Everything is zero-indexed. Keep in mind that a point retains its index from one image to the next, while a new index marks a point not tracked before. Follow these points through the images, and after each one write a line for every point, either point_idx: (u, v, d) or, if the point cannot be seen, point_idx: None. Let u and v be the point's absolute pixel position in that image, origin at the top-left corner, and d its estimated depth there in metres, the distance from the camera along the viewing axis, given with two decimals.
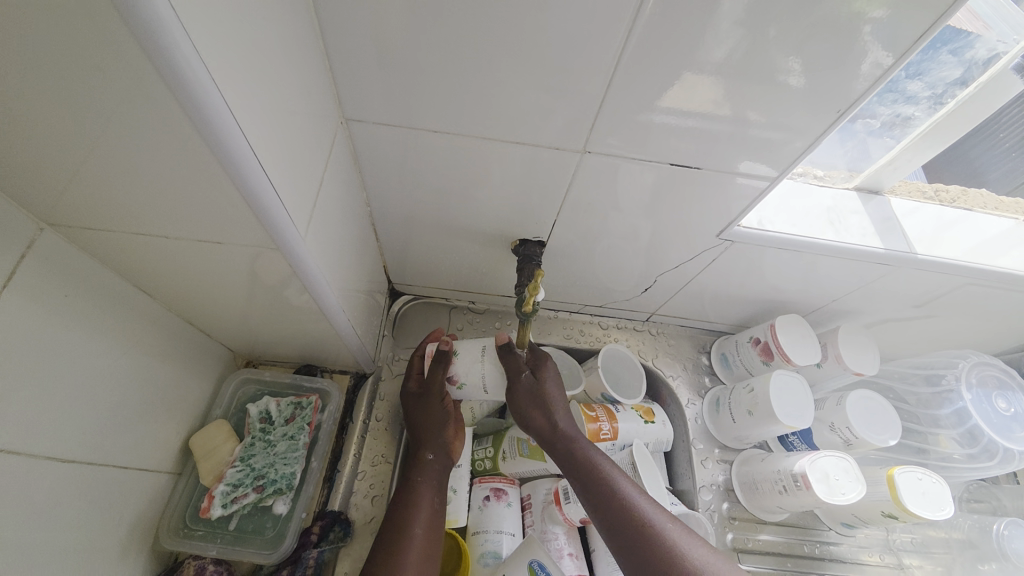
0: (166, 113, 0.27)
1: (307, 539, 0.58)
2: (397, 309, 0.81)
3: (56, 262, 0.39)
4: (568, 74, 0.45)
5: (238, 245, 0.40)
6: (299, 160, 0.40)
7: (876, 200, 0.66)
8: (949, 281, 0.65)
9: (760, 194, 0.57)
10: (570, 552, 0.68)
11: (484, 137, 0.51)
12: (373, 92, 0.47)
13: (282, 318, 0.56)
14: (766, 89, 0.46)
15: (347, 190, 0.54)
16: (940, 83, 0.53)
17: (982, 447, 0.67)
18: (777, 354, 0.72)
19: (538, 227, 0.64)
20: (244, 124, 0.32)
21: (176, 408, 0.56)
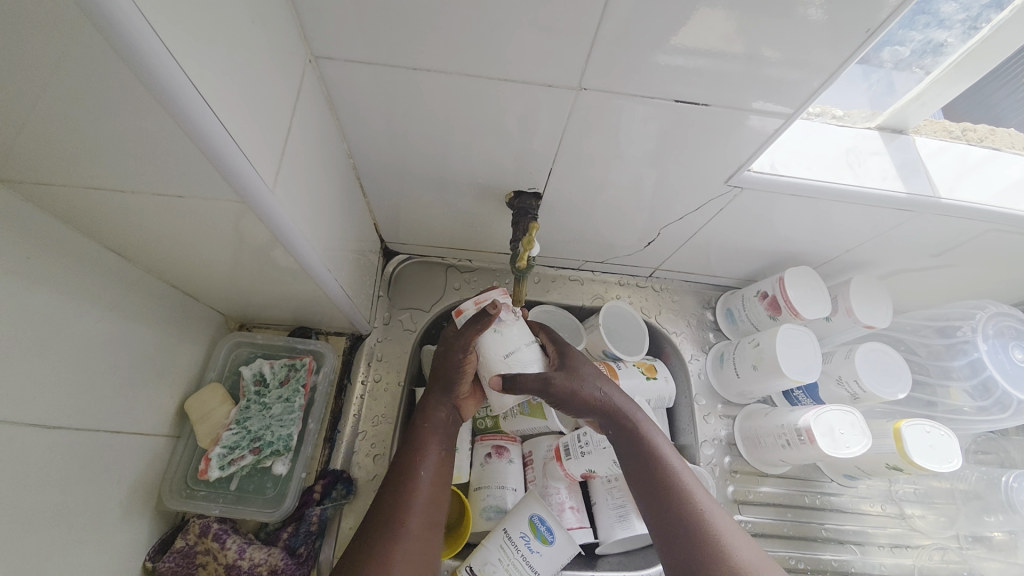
0: (87, 44, 0.24)
1: (310, 497, 0.59)
2: (391, 269, 0.79)
3: (12, 221, 0.36)
4: (560, 0, 0.40)
5: (205, 199, 0.37)
6: (261, 105, 0.37)
7: (901, 140, 0.61)
8: (972, 228, 0.61)
9: (771, 137, 0.52)
10: (571, 506, 0.69)
11: (470, 76, 0.47)
12: (343, 27, 0.43)
13: (268, 279, 0.54)
14: (779, 19, 0.41)
15: (324, 139, 0.50)
16: (975, 5, 0.47)
17: (995, 400, 0.64)
18: (785, 308, 0.69)
19: (534, 178, 0.60)
20: (189, 60, 0.28)
21: (167, 372, 0.55)
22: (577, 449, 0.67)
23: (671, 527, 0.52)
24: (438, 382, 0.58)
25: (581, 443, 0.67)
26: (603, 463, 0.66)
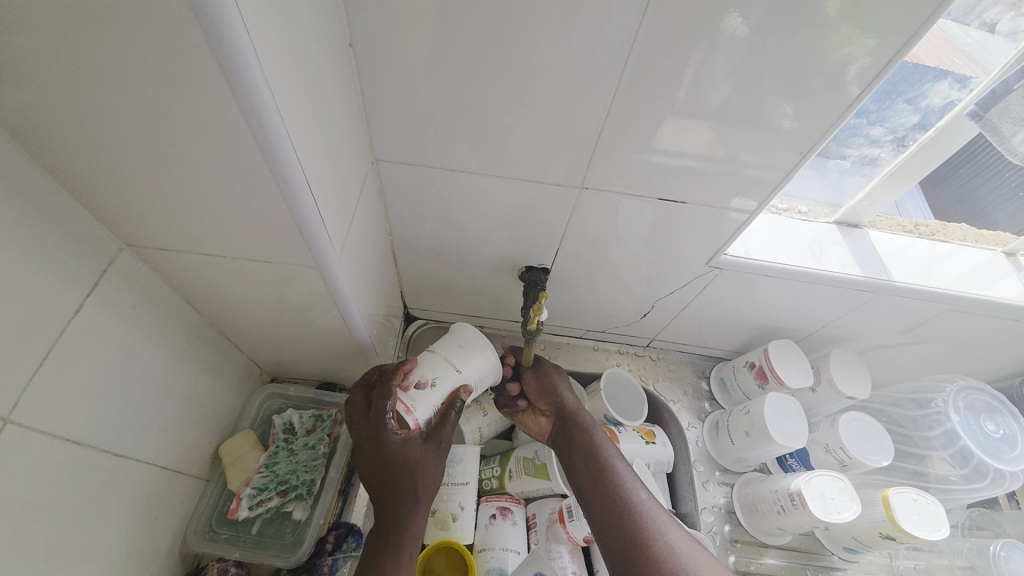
0: (245, 156, 0.34)
1: (322, 547, 0.61)
2: (411, 332, 0.87)
3: (129, 278, 0.45)
4: (568, 122, 0.52)
5: (284, 262, 0.46)
6: (341, 193, 0.47)
7: (856, 233, 0.71)
8: (933, 308, 0.69)
9: (743, 226, 0.63)
10: (573, 571, 0.70)
11: (496, 175, 0.58)
12: (398, 136, 0.55)
13: (312, 335, 0.62)
14: (759, 131, 0.52)
15: (373, 220, 0.61)
16: (900, 128, 0.59)
17: (973, 468, 0.68)
18: (772, 378, 0.76)
19: (543, 255, 0.70)
20: (307, 165, 0.38)
21: (210, 416, 0.61)
22: (580, 511, 0.69)
23: (605, 521, 0.59)
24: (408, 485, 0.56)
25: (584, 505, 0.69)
26: None
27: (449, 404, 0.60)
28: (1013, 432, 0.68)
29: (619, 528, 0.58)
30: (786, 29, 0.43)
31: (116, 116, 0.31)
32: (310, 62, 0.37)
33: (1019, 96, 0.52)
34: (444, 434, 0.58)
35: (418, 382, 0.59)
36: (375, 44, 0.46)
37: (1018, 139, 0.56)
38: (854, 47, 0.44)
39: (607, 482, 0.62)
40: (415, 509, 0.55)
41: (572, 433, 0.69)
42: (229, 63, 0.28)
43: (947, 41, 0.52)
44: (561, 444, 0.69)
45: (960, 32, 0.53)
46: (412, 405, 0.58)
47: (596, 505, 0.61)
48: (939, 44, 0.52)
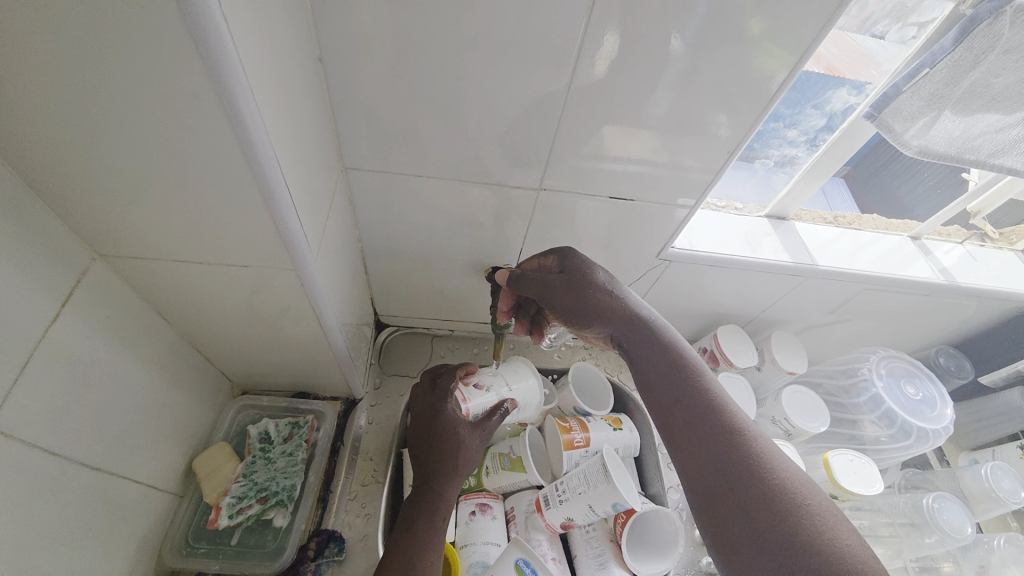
0: (228, 163, 0.37)
1: (305, 554, 0.62)
2: (382, 339, 0.88)
3: (101, 288, 0.46)
4: (525, 130, 0.57)
5: (261, 268, 0.48)
6: (316, 200, 0.49)
7: (785, 225, 0.80)
8: (854, 288, 0.78)
9: (684, 221, 0.69)
10: (553, 557, 0.73)
11: (461, 181, 0.62)
12: (367, 147, 0.58)
13: (288, 343, 0.63)
14: (698, 138, 0.58)
15: (344, 227, 0.63)
16: (811, 130, 0.68)
17: (898, 427, 0.76)
18: (721, 359, 0.82)
19: (508, 256, 0.74)
20: (286, 173, 0.41)
21: (183, 429, 0.61)
22: (555, 498, 0.72)
23: (715, 459, 0.48)
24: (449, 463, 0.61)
25: (558, 492, 0.73)
26: (579, 510, 0.70)
27: (500, 412, 0.67)
28: (930, 393, 0.77)
29: (730, 471, 0.47)
30: (712, 47, 0.50)
31: (99, 127, 0.34)
32: (287, 77, 0.40)
33: (910, 97, 0.58)
34: (489, 423, 0.65)
35: (476, 383, 0.69)
36: (343, 60, 0.49)
37: (911, 135, 0.61)
38: (772, 62, 0.51)
39: (718, 425, 0.50)
40: (445, 491, 0.59)
41: (637, 330, 0.59)
42: (217, 76, 0.31)
43: (857, 52, 0.61)
44: (631, 354, 0.59)
45: (869, 43, 0.61)
46: (467, 397, 0.67)
47: (693, 449, 0.50)
48: (856, 57, 0.62)
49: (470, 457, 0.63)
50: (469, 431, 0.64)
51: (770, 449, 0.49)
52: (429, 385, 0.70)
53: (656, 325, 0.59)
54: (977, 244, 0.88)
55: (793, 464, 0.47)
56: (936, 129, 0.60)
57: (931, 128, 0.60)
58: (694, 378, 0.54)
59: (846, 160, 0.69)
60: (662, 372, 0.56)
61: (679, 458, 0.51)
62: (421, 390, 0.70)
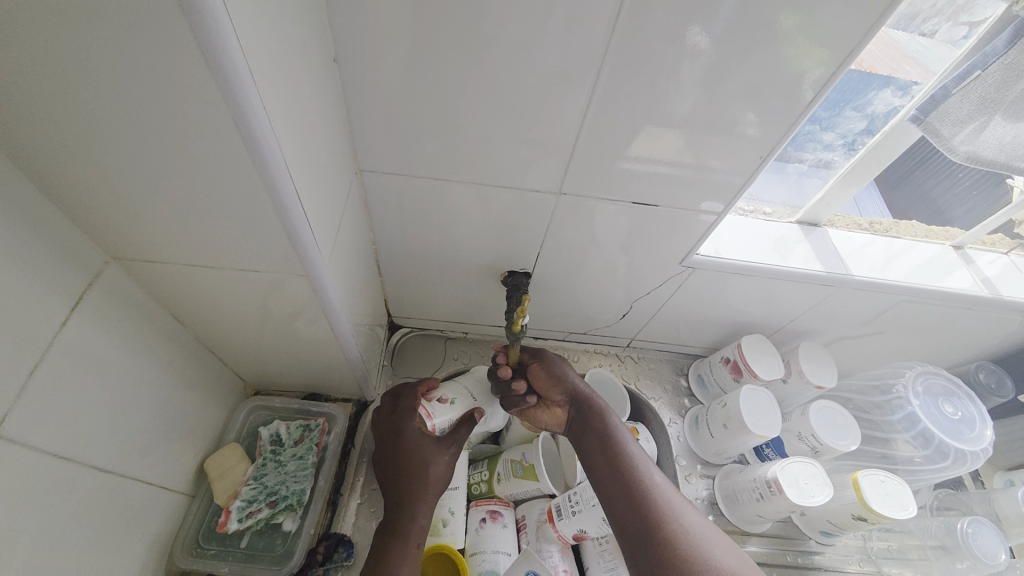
0: (238, 168, 0.35)
1: (313, 558, 0.61)
2: (395, 340, 0.88)
3: (114, 291, 0.46)
4: (544, 132, 0.55)
5: (272, 272, 0.47)
6: (329, 203, 0.48)
7: (816, 232, 0.76)
8: (891, 299, 0.74)
9: (711, 227, 0.66)
10: (564, 569, 0.71)
11: (477, 183, 0.60)
12: (381, 148, 0.56)
13: (299, 346, 0.62)
14: (724, 138, 0.55)
15: (358, 230, 0.62)
16: (849, 133, 0.64)
17: (935, 449, 0.72)
18: (745, 371, 0.79)
19: (524, 260, 0.72)
20: (298, 177, 0.40)
21: (195, 430, 0.61)
22: (568, 509, 0.70)
23: (647, 542, 0.58)
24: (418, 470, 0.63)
25: (572, 503, 0.71)
26: (593, 524, 0.68)
27: (468, 418, 0.69)
28: (971, 413, 0.73)
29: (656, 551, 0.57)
30: (743, 44, 0.47)
31: (106, 130, 0.33)
32: (299, 77, 0.39)
33: (959, 100, 0.54)
34: (457, 437, 0.66)
35: (440, 398, 0.69)
36: (359, 60, 0.48)
37: (958, 142, 0.57)
38: (807, 58, 0.48)
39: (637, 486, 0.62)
40: (415, 512, 0.60)
41: (586, 412, 0.70)
42: (226, 80, 0.30)
43: (896, 50, 0.57)
44: (588, 446, 0.67)
45: (907, 40, 0.56)
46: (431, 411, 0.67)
47: (630, 525, 0.60)
48: (892, 54, 0.57)
49: (438, 480, 0.64)
50: (435, 449, 0.64)
51: (686, 524, 0.60)
52: (391, 407, 0.70)
53: (593, 403, 0.71)
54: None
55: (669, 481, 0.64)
56: (985, 135, 0.56)
57: (979, 134, 0.56)
58: (612, 440, 0.66)
59: (884, 166, 0.65)
60: (601, 454, 0.66)
61: (625, 536, 0.59)
62: (381, 412, 0.70)
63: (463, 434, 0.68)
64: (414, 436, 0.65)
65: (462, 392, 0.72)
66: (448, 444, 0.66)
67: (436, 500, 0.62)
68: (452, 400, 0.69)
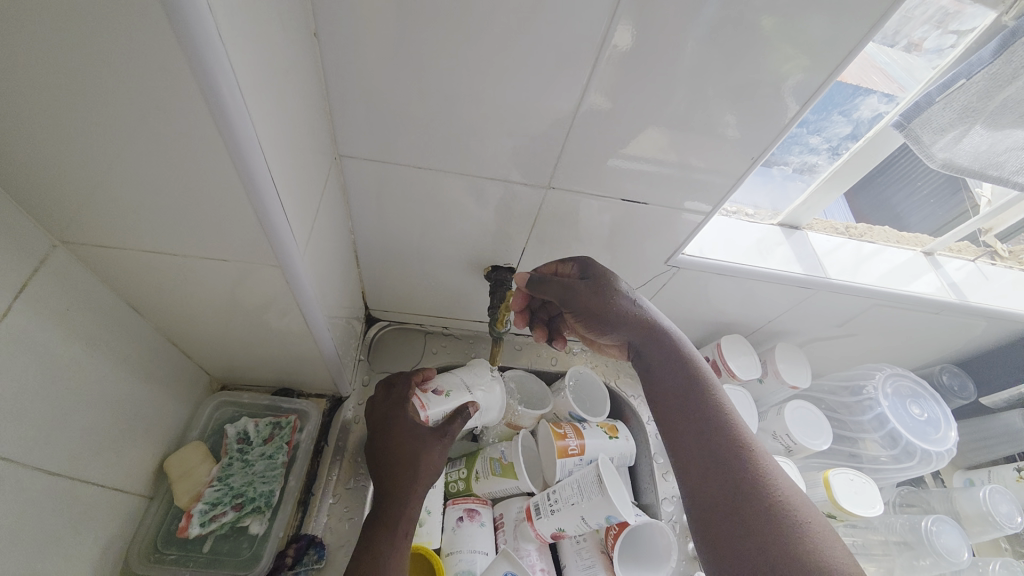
0: (206, 146, 0.32)
1: (282, 562, 0.59)
2: (372, 334, 0.85)
3: (62, 277, 0.42)
4: (534, 124, 0.53)
5: (241, 262, 0.44)
6: (305, 189, 0.45)
7: (797, 235, 0.77)
8: (865, 302, 0.76)
9: (698, 227, 0.66)
10: (542, 568, 0.70)
11: (462, 173, 0.58)
12: (362, 133, 0.53)
13: (271, 338, 0.59)
14: (710, 139, 0.55)
15: (336, 218, 0.59)
16: (835, 138, 0.65)
17: (902, 448, 0.74)
18: (724, 371, 0.79)
19: (509, 254, 0.71)
20: (272, 159, 0.37)
21: (154, 428, 0.57)
22: (547, 508, 0.70)
23: (702, 473, 0.49)
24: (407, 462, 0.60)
25: (551, 501, 0.70)
26: (572, 522, 0.68)
27: (460, 413, 0.64)
28: (936, 414, 0.76)
29: (721, 488, 0.47)
30: (735, 45, 0.46)
31: (52, 98, 0.29)
32: (275, 53, 0.36)
33: (941, 109, 0.55)
34: (451, 429, 0.63)
35: (435, 389, 0.66)
36: (341, 37, 0.45)
37: (938, 147, 0.58)
38: (794, 62, 0.48)
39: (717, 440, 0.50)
40: (405, 503, 0.58)
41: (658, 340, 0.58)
42: (194, 49, 0.27)
43: (867, 63, 0.57)
44: (644, 362, 0.59)
45: (877, 51, 0.56)
46: (425, 402, 0.64)
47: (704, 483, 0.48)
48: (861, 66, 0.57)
49: (432, 470, 0.61)
50: (428, 439, 0.61)
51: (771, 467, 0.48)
52: (385, 395, 0.67)
53: (670, 337, 0.58)
54: (988, 262, 0.86)
55: (800, 491, 0.47)
56: (964, 142, 0.57)
57: (959, 141, 0.57)
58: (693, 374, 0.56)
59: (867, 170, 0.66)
60: (676, 380, 0.56)
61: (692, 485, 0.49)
62: (378, 398, 0.67)
63: (460, 426, 0.64)
64: (403, 424, 0.63)
65: (457, 382, 0.68)
66: (440, 434, 0.62)
67: (427, 490, 0.60)
68: (448, 391, 0.66)
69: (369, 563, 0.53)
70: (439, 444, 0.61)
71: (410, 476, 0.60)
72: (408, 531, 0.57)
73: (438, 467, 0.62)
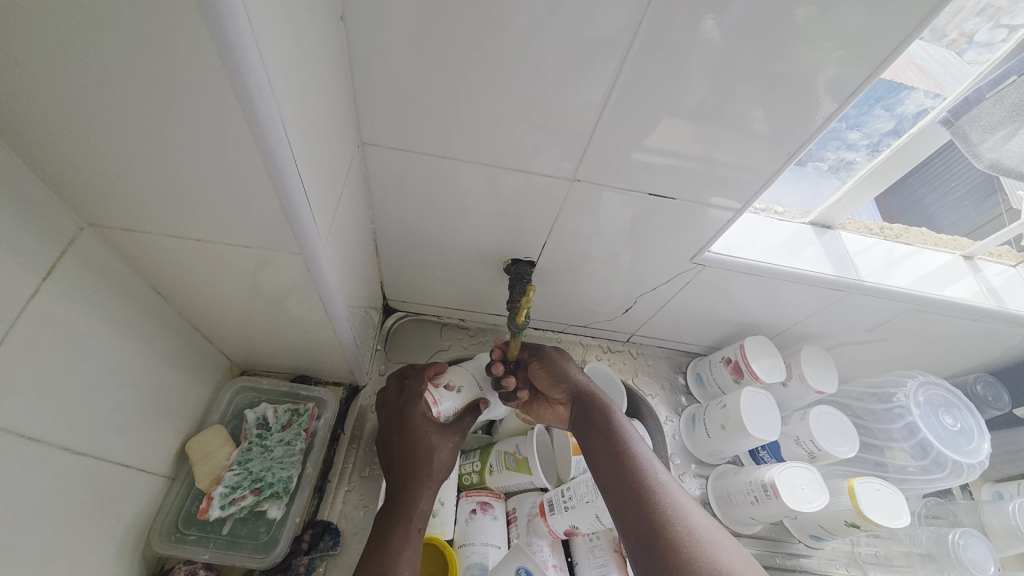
0: (231, 131, 0.32)
1: (298, 546, 0.59)
2: (390, 324, 0.85)
3: (90, 259, 0.42)
4: (559, 115, 0.51)
5: (263, 249, 0.44)
6: (328, 176, 0.45)
7: (829, 235, 0.75)
8: (898, 307, 0.73)
9: (726, 224, 0.64)
10: (554, 564, 0.70)
11: (484, 164, 0.57)
12: (386, 121, 0.53)
13: (288, 325, 0.59)
14: (740, 134, 0.53)
15: (357, 208, 0.59)
16: (876, 134, 0.62)
17: (932, 459, 0.72)
18: (746, 372, 0.78)
19: (529, 248, 0.70)
20: (296, 146, 0.36)
21: (176, 410, 0.58)
22: (561, 504, 0.69)
23: (635, 534, 0.55)
24: (421, 457, 0.61)
25: (565, 498, 0.69)
26: (586, 520, 0.67)
27: (472, 409, 0.67)
28: (969, 424, 0.74)
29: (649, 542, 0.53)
30: (773, 34, 0.44)
31: (81, 81, 0.29)
32: (300, 36, 0.35)
33: (991, 105, 0.52)
34: (462, 425, 0.65)
35: (446, 383, 0.67)
36: (367, 22, 0.44)
37: (986, 147, 0.55)
38: (833, 54, 0.45)
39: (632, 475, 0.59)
40: (418, 498, 0.58)
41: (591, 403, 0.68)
42: (220, 28, 0.26)
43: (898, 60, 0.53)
44: (596, 448, 0.63)
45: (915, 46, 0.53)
46: (438, 398, 0.65)
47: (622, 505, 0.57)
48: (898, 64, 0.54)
49: (443, 466, 0.62)
50: (441, 435, 0.63)
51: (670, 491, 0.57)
52: (398, 389, 0.68)
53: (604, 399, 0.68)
54: None
55: None
56: (1013, 142, 0.54)
57: (1008, 141, 0.54)
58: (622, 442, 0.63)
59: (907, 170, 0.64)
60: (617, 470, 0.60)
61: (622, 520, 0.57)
62: (390, 394, 0.68)
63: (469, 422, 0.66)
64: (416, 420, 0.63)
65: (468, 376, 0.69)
66: (454, 432, 0.64)
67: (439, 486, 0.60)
68: (461, 388, 0.67)
69: (385, 555, 0.53)
70: (451, 440, 0.63)
71: (423, 470, 0.61)
72: (422, 525, 0.57)
73: (448, 463, 0.63)
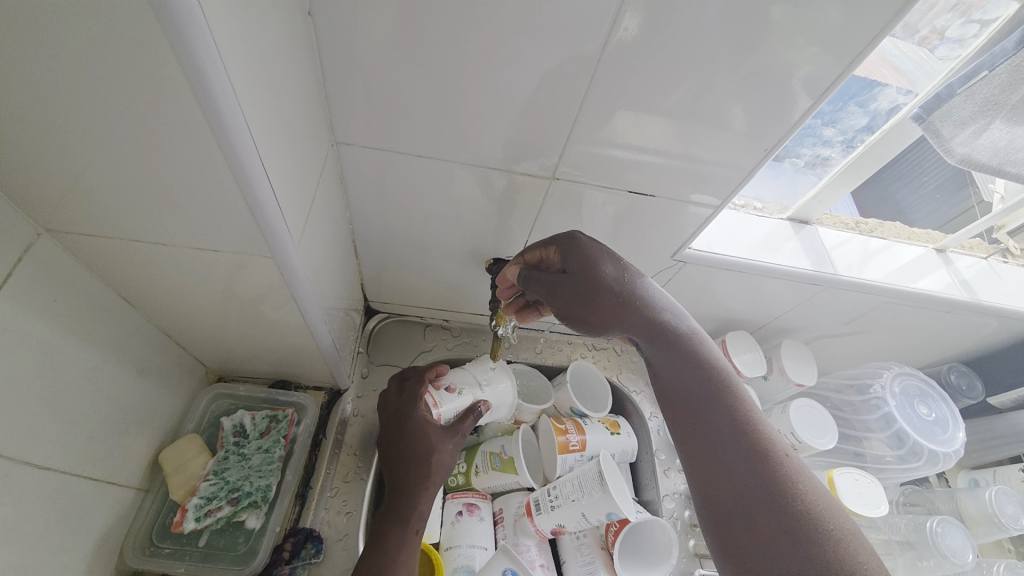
0: (193, 130, 0.31)
1: (279, 556, 0.57)
2: (372, 326, 0.84)
3: (50, 266, 0.41)
4: (537, 113, 0.51)
5: (234, 253, 0.43)
6: (300, 177, 0.43)
7: (807, 230, 0.76)
8: (874, 300, 0.74)
9: (706, 221, 0.64)
10: (541, 564, 0.70)
11: (463, 163, 0.56)
12: (360, 120, 0.52)
13: (264, 330, 0.58)
14: (718, 130, 0.53)
15: (333, 209, 0.57)
16: (850, 130, 0.63)
17: (909, 449, 0.74)
18: (728, 367, 0.78)
19: (511, 247, 0.69)
20: (262, 146, 0.35)
21: (148, 420, 0.56)
22: (547, 504, 0.69)
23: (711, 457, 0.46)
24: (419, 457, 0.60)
25: (551, 497, 0.69)
26: (572, 518, 0.67)
27: (471, 412, 0.64)
28: (943, 414, 0.75)
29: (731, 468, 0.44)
30: (747, 30, 0.44)
31: (28, 80, 0.28)
32: (264, 32, 0.34)
33: (962, 101, 0.53)
34: (463, 428, 0.63)
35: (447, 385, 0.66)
36: (337, 17, 0.43)
37: (958, 142, 0.56)
38: (806, 50, 0.46)
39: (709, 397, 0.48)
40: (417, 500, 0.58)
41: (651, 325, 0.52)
42: (174, 22, 0.25)
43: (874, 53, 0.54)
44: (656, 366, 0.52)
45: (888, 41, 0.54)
46: (438, 401, 0.64)
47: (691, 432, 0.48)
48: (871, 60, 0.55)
49: (444, 466, 0.61)
50: (441, 436, 0.61)
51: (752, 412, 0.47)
52: (397, 389, 0.67)
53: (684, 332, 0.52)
54: (1000, 260, 0.84)
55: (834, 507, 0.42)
56: (983, 137, 0.55)
57: (979, 136, 0.55)
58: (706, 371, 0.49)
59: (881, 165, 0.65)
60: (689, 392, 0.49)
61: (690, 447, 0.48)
62: (391, 394, 0.67)
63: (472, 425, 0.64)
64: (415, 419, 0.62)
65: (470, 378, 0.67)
66: (455, 432, 0.62)
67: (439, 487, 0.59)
68: (461, 389, 0.65)
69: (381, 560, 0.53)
70: (454, 440, 0.62)
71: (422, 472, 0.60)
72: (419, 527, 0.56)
73: (452, 463, 0.62)
